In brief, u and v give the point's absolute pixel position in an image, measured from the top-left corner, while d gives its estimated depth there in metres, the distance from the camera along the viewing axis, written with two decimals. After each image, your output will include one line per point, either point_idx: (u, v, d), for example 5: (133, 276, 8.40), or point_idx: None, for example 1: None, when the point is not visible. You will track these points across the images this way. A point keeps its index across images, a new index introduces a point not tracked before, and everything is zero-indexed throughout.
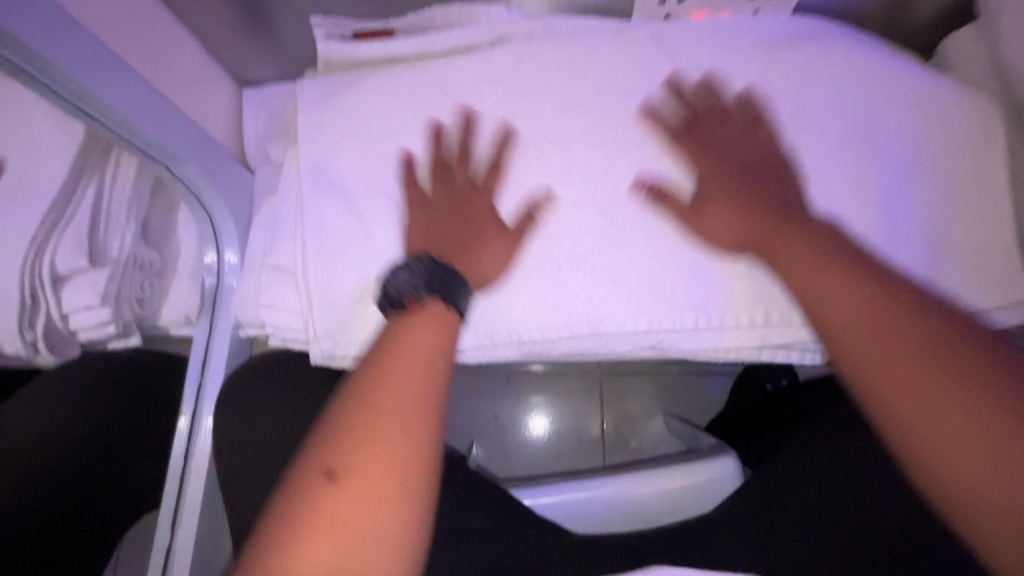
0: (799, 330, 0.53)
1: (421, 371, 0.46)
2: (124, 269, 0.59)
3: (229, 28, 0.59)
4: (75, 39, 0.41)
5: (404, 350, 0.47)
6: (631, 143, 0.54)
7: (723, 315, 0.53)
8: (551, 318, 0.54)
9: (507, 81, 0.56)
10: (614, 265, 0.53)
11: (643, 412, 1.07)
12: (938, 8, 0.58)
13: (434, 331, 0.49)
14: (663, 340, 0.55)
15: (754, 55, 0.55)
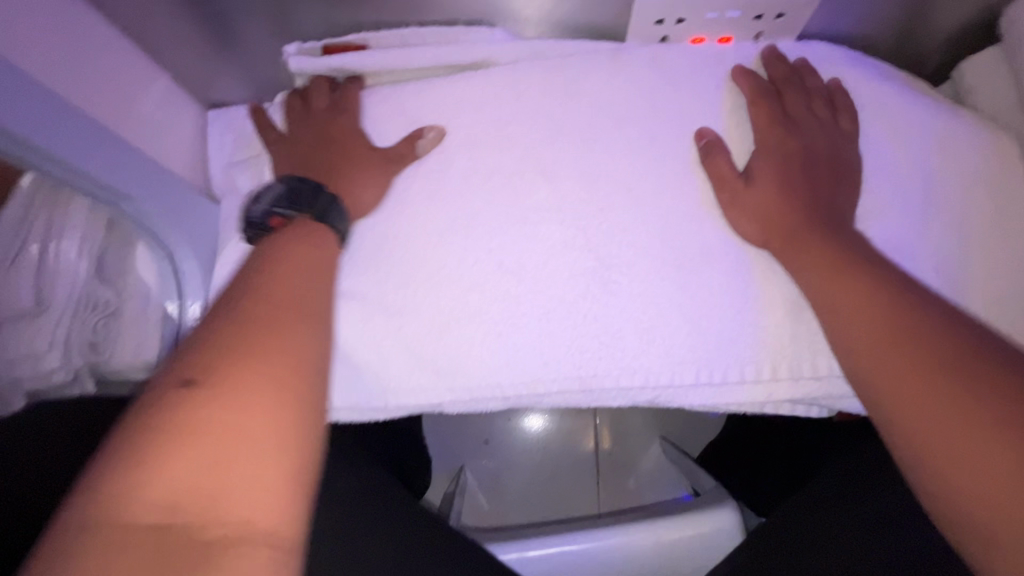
0: (807, 384, 0.49)
1: (314, 282, 0.41)
2: (77, 309, 0.56)
3: (189, 50, 0.54)
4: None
5: (294, 261, 0.41)
6: (627, 177, 0.50)
7: (727, 370, 0.49)
8: (538, 372, 0.50)
9: (492, 109, 0.52)
10: (608, 315, 0.49)
11: (639, 438, 1.03)
12: (957, 31, 0.54)
13: (320, 244, 0.43)
14: (661, 396, 0.51)
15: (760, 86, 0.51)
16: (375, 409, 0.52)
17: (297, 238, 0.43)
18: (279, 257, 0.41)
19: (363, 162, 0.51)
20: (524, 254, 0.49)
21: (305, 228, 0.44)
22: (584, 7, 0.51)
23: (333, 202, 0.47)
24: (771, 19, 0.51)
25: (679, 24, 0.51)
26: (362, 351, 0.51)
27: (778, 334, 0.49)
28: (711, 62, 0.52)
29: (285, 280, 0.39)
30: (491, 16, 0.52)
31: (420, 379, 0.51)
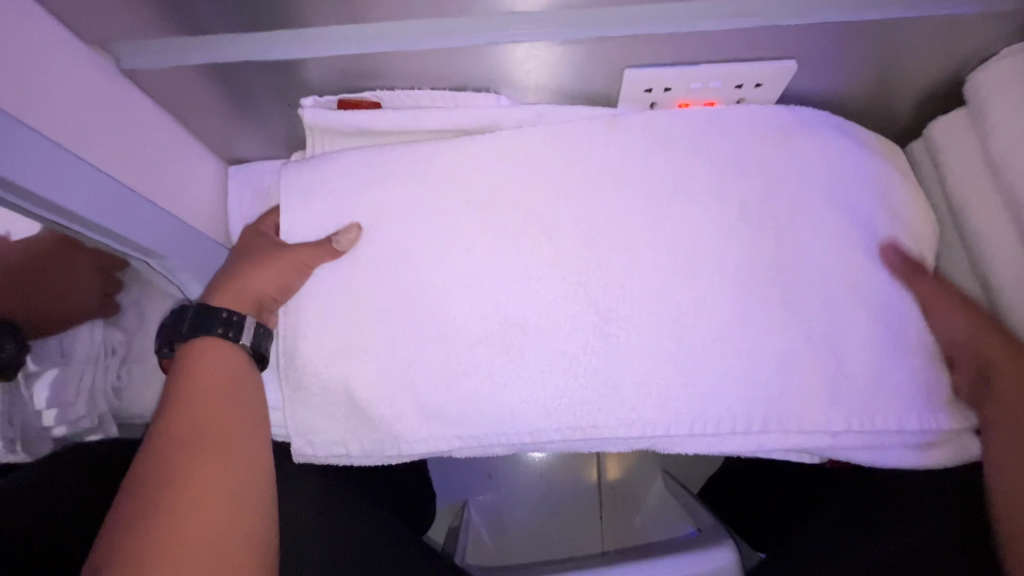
0: (794, 436, 0.52)
1: (221, 406, 0.50)
2: (89, 357, 0.63)
3: (216, 114, 0.59)
4: (39, 158, 0.43)
5: (210, 399, 0.50)
6: (621, 233, 0.53)
7: (717, 422, 0.52)
8: (541, 423, 0.53)
9: (496, 168, 0.55)
10: (608, 368, 0.52)
11: (642, 473, 1.04)
12: (924, 93, 0.58)
13: (222, 365, 0.53)
14: (657, 443, 0.54)
15: (753, 144, 0.55)
16: (386, 455, 0.56)
17: (211, 371, 0.52)
18: (196, 395, 0.50)
19: (271, 266, 0.55)
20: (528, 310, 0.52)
21: (205, 351, 0.53)
22: (579, 77, 0.56)
23: (223, 313, 0.54)
24: (750, 87, 0.56)
25: (665, 92, 0.57)
26: (375, 401, 0.54)
27: (767, 386, 0.52)
28: (703, 126, 0.55)
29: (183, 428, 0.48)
30: (495, 86, 0.57)
31: (432, 428, 0.54)
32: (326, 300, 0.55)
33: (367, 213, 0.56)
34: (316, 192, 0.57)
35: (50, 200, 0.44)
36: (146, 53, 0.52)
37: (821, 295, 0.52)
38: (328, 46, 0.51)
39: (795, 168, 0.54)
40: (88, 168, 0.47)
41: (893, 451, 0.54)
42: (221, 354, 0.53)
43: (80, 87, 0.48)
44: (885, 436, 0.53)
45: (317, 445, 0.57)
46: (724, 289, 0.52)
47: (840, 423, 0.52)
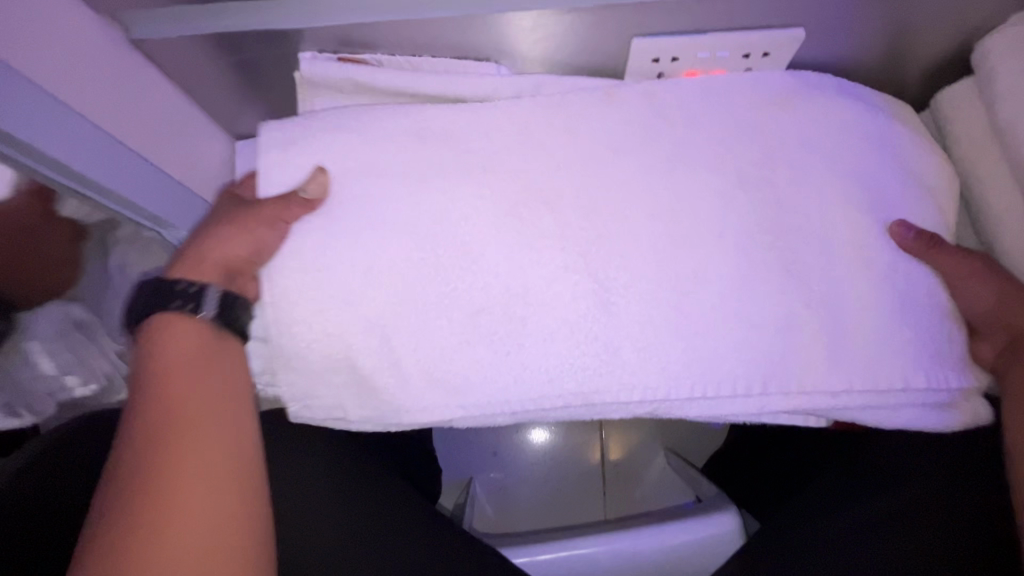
0: (796, 398, 0.53)
1: (186, 386, 0.51)
2: (61, 330, 0.71)
3: (225, 86, 0.59)
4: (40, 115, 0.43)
5: (181, 374, 0.51)
6: (627, 202, 0.54)
7: (722, 387, 0.53)
8: (545, 388, 0.53)
9: (504, 137, 0.55)
10: (613, 336, 0.52)
11: (645, 448, 1.06)
12: (931, 62, 0.59)
13: (187, 342, 0.52)
14: (662, 408, 0.55)
15: (754, 105, 0.56)
16: (394, 420, 0.57)
17: (175, 344, 0.52)
18: (165, 371, 0.51)
19: (240, 228, 0.53)
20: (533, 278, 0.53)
21: (162, 332, 0.52)
22: (588, 47, 0.56)
23: (180, 285, 0.52)
24: (758, 57, 0.57)
25: (673, 62, 0.57)
26: (378, 366, 0.54)
27: (768, 350, 0.52)
28: (704, 95, 0.56)
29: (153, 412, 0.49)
30: (503, 56, 0.57)
31: (436, 394, 0.54)
32: (322, 265, 0.53)
33: (367, 178, 0.54)
34: (314, 155, 0.55)
35: (55, 159, 0.46)
36: (155, 22, 0.51)
37: (823, 261, 0.53)
38: (336, 13, 0.51)
39: (798, 126, 0.55)
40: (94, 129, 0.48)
41: (893, 413, 0.55)
42: (184, 333, 0.52)
43: (92, 55, 0.48)
44: (890, 396, 0.53)
45: (319, 408, 0.57)
46: (727, 255, 0.53)
47: (842, 386, 0.53)
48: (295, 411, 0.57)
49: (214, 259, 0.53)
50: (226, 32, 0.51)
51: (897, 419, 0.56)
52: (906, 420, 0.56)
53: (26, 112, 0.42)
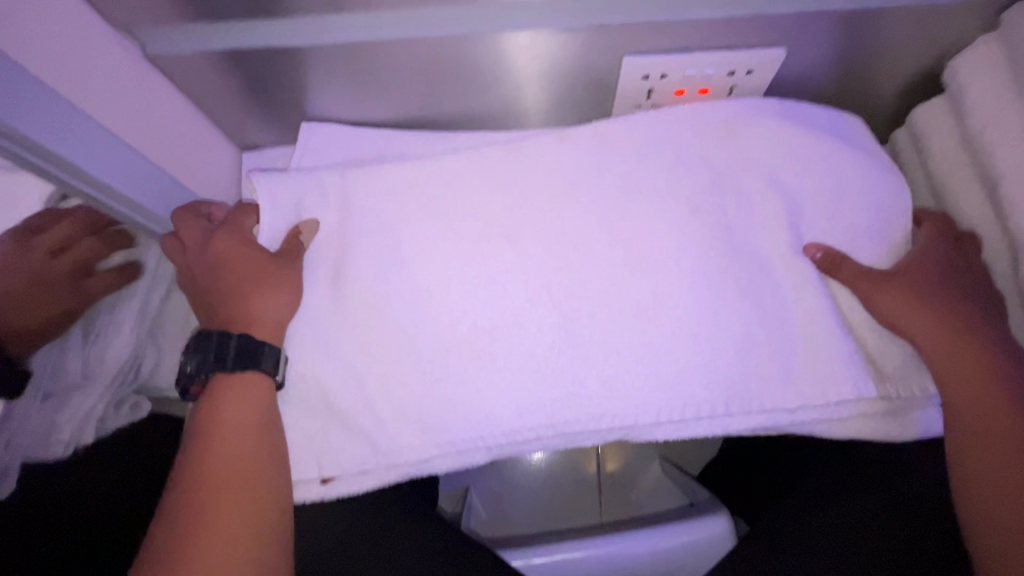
0: (757, 416, 0.54)
1: (253, 437, 0.50)
2: None
3: (233, 99, 0.62)
4: (56, 114, 0.44)
5: (218, 428, 0.50)
6: (610, 213, 0.56)
7: (696, 402, 0.53)
8: (515, 423, 0.53)
9: (497, 152, 0.57)
10: (590, 355, 0.53)
11: (641, 458, 1.06)
12: (907, 81, 0.62)
13: (247, 397, 0.51)
14: (629, 433, 0.55)
15: (726, 122, 0.58)
16: (360, 473, 0.55)
17: (228, 394, 0.51)
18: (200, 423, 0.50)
19: (266, 292, 0.53)
20: (521, 288, 0.54)
21: (230, 389, 0.51)
22: (582, 67, 0.58)
23: (260, 346, 0.51)
24: (743, 74, 0.60)
25: (662, 79, 0.60)
26: (320, 411, 0.54)
27: (730, 370, 0.53)
28: (657, 126, 0.58)
29: (221, 477, 0.48)
30: (501, 77, 0.60)
31: (408, 426, 0.53)
32: None
33: (350, 215, 0.57)
34: (312, 176, 0.58)
35: (78, 167, 0.47)
36: (170, 35, 0.53)
37: (799, 273, 0.55)
38: (342, 33, 0.53)
39: (772, 146, 0.57)
40: (106, 134, 0.49)
41: (850, 425, 0.55)
42: (244, 389, 0.51)
43: (110, 66, 0.51)
44: (844, 409, 0.54)
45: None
46: (696, 278, 0.54)
47: (811, 399, 0.53)
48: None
49: (250, 324, 0.52)
50: (238, 48, 0.54)
51: (864, 433, 0.56)
52: (860, 433, 0.56)
53: (52, 119, 0.44)
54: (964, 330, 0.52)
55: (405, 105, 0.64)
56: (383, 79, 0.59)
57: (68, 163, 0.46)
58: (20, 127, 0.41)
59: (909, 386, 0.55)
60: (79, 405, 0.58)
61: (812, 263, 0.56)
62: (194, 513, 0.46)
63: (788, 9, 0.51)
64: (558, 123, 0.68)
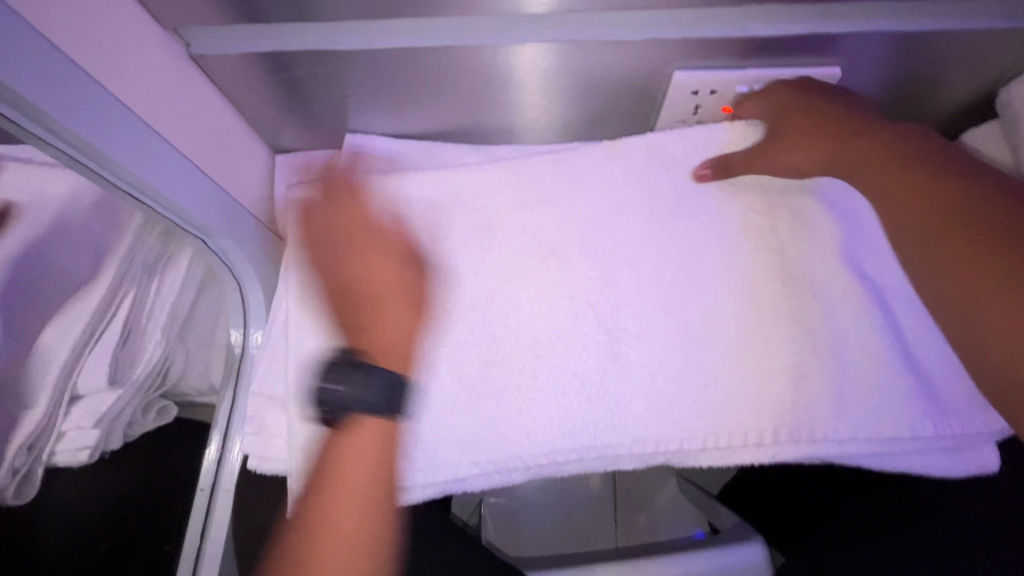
0: (808, 446, 0.54)
1: (370, 455, 0.50)
2: None
3: (272, 104, 0.60)
4: (113, 119, 0.45)
5: (346, 449, 0.50)
6: (656, 235, 0.56)
7: (736, 429, 0.53)
8: (557, 445, 0.54)
9: (530, 173, 0.58)
10: (630, 380, 0.54)
11: (657, 475, 1.04)
12: (956, 104, 0.61)
13: (373, 442, 0.50)
14: (672, 458, 0.55)
15: None
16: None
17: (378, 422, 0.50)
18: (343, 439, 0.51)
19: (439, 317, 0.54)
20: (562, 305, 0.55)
21: (371, 427, 0.50)
22: (631, 77, 0.57)
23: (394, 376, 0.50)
24: None
25: (712, 95, 0.59)
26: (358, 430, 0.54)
27: (781, 398, 0.53)
28: (706, 143, 0.58)
29: (335, 519, 0.48)
30: (544, 88, 0.59)
31: (449, 437, 0.54)
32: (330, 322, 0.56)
33: None
34: None
35: (123, 166, 0.47)
36: (214, 37, 0.52)
37: (836, 303, 0.55)
38: (391, 38, 0.52)
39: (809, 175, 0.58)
40: (152, 135, 0.49)
41: (900, 458, 0.55)
42: (377, 430, 0.50)
43: (154, 63, 0.49)
44: (897, 443, 0.54)
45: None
46: (746, 304, 0.55)
47: (848, 432, 0.53)
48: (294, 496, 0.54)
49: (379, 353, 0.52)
50: (282, 51, 0.53)
51: (911, 466, 0.55)
52: (912, 468, 0.56)
53: (103, 122, 0.44)
54: (943, 197, 0.49)
55: (445, 115, 0.64)
56: (426, 86, 0.58)
57: (115, 164, 0.46)
58: (56, 117, 0.40)
59: (970, 422, 0.54)
60: (112, 410, 0.57)
61: (868, 289, 0.55)
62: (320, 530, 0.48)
63: (849, 32, 0.50)
64: (595, 134, 0.67)
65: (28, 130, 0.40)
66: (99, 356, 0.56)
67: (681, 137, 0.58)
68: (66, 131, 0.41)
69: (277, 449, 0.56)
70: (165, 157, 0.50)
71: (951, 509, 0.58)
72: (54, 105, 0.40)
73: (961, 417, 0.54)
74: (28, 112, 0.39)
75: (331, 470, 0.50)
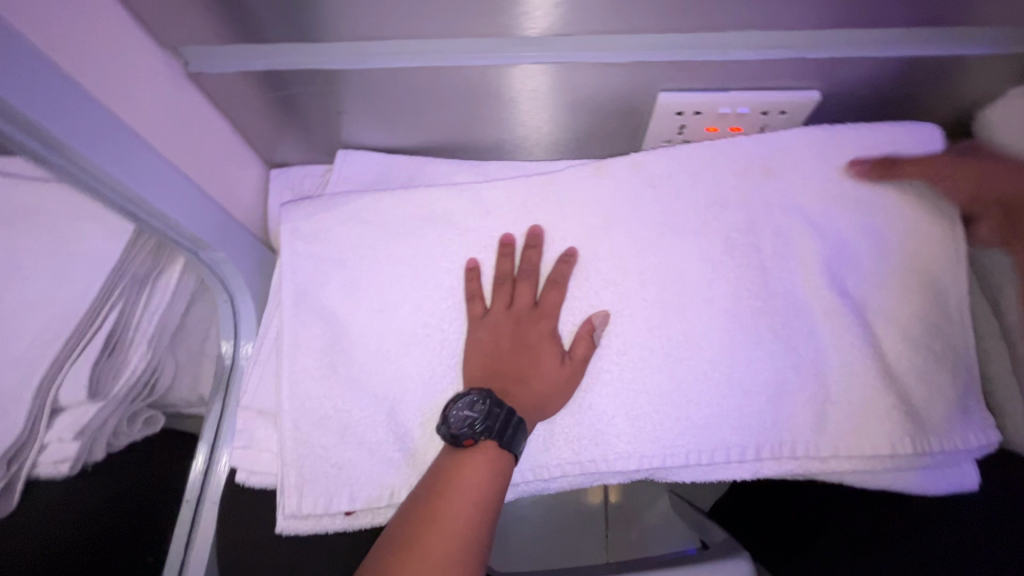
0: (788, 462, 0.54)
1: (483, 488, 0.48)
2: None
3: (266, 120, 0.62)
4: (111, 137, 0.46)
5: (455, 475, 0.48)
6: (642, 252, 0.58)
7: (720, 445, 0.54)
8: (542, 459, 0.55)
9: (518, 192, 0.60)
10: (616, 396, 0.55)
11: (648, 490, 1.03)
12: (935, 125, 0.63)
13: (484, 467, 0.49)
14: (656, 473, 0.56)
15: (757, 160, 0.59)
16: (384, 506, 0.54)
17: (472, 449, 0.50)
18: (473, 466, 0.49)
19: (558, 381, 0.53)
20: (548, 322, 0.56)
21: (474, 457, 0.49)
22: (618, 98, 0.59)
23: (518, 416, 0.51)
24: (776, 114, 0.60)
25: (696, 116, 0.60)
26: (345, 443, 0.54)
27: (762, 415, 0.54)
28: (692, 165, 0.59)
29: (434, 548, 0.45)
30: (534, 106, 0.60)
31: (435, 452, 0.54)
32: (321, 337, 0.56)
33: (344, 226, 0.58)
34: (340, 206, 0.59)
35: (109, 175, 0.47)
36: (211, 58, 0.53)
37: (817, 324, 0.56)
38: (384, 59, 0.54)
39: (789, 192, 0.59)
40: (149, 151, 0.50)
41: (883, 476, 0.56)
42: (486, 464, 0.49)
43: (151, 82, 0.50)
44: (880, 461, 0.54)
45: (305, 497, 0.53)
46: (731, 321, 0.56)
47: (831, 449, 0.54)
48: (284, 508, 0.53)
49: (523, 403, 0.52)
50: (276, 71, 0.54)
51: (893, 484, 0.56)
52: (894, 485, 0.56)
53: (101, 140, 0.45)
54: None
55: (439, 131, 0.65)
56: (417, 104, 0.60)
57: (114, 180, 0.47)
58: (59, 136, 0.42)
59: (953, 439, 0.55)
60: (93, 423, 0.58)
61: (849, 307, 0.56)
62: (407, 558, 0.44)
63: (828, 57, 0.52)
64: (585, 151, 0.68)
65: (28, 147, 0.42)
66: (79, 370, 0.56)
67: (666, 156, 0.60)
68: (53, 140, 0.41)
69: (264, 462, 0.56)
70: (162, 173, 0.52)
71: (951, 510, 0.59)
72: (54, 124, 0.41)
73: (943, 435, 0.55)
74: (30, 130, 0.40)
75: (430, 497, 0.48)
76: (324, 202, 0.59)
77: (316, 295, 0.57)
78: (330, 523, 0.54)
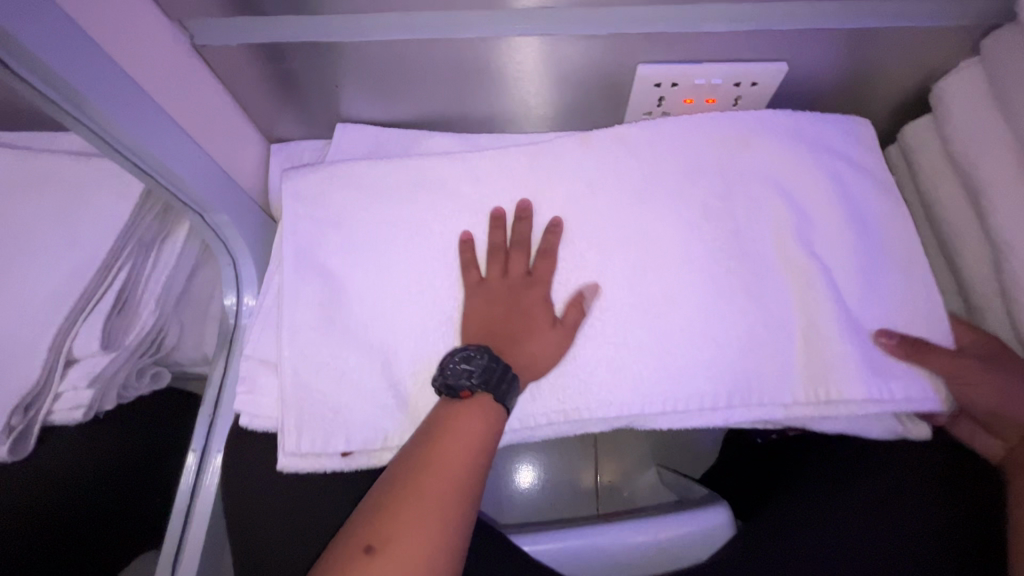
0: (759, 407, 0.58)
1: (476, 437, 0.51)
2: None
3: (268, 94, 0.65)
4: (126, 94, 0.49)
5: (450, 425, 0.51)
6: (622, 214, 0.61)
7: (694, 393, 0.58)
8: (528, 407, 0.58)
9: (506, 160, 0.63)
10: (598, 348, 0.58)
11: (637, 462, 1.06)
12: (897, 99, 0.67)
13: (478, 419, 0.52)
14: (636, 420, 0.59)
15: (730, 129, 0.63)
16: (379, 448, 0.57)
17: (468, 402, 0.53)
18: (468, 418, 0.52)
19: (551, 342, 0.57)
20: (540, 288, 0.59)
21: (468, 409, 0.52)
22: (599, 71, 0.62)
23: (512, 372, 0.54)
24: (748, 86, 0.64)
25: (673, 88, 0.64)
26: (343, 393, 0.57)
27: (733, 363, 0.58)
28: (670, 133, 0.63)
29: (429, 489, 0.48)
30: (521, 80, 0.64)
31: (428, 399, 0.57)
32: (320, 294, 0.59)
33: (342, 191, 0.62)
34: (338, 172, 0.62)
35: (123, 130, 0.50)
36: (218, 30, 0.57)
37: (785, 281, 0.60)
38: (379, 32, 0.57)
39: (760, 157, 0.63)
40: (161, 111, 0.53)
41: (846, 420, 0.59)
42: (480, 416, 0.52)
43: (162, 48, 0.54)
44: (846, 405, 0.57)
45: (304, 437, 0.56)
46: (706, 278, 0.60)
47: (798, 394, 0.57)
48: (285, 448, 0.56)
49: (512, 354, 0.56)
50: (278, 43, 0.57)
51: (852, 427, 0.60)
52: (856, 429, 0.60)
53: (117, 96, 0.48)
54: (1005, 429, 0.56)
55: (432, 106, 0.68)
56: (411, 78, 0.63)
57: (126, 135, 0.50)
58: (78, 87, 0.45)
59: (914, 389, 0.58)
60: (105, 371, 0.60)
61: (815, 264, 0.60)
62: (403, 497, 0.48)
63: (793, 28, 0.56)
64: (571, 125, 0.72)
65: (47, 95, 0.45)
66: (92, 325, 0.59)
67: (645, 126, 0.64)
68: (73, 91, 0.44)
69: (266, 409, 0.59)
70: (172, 132, 0.55)
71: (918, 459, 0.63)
72: (74, 77, 0.44)
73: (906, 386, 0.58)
74: (50, 77, 0.43)
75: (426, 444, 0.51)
76: (323, 170, 0.63)
77: (314, 255, 0.61)
78: (327, 463, 0.57)
